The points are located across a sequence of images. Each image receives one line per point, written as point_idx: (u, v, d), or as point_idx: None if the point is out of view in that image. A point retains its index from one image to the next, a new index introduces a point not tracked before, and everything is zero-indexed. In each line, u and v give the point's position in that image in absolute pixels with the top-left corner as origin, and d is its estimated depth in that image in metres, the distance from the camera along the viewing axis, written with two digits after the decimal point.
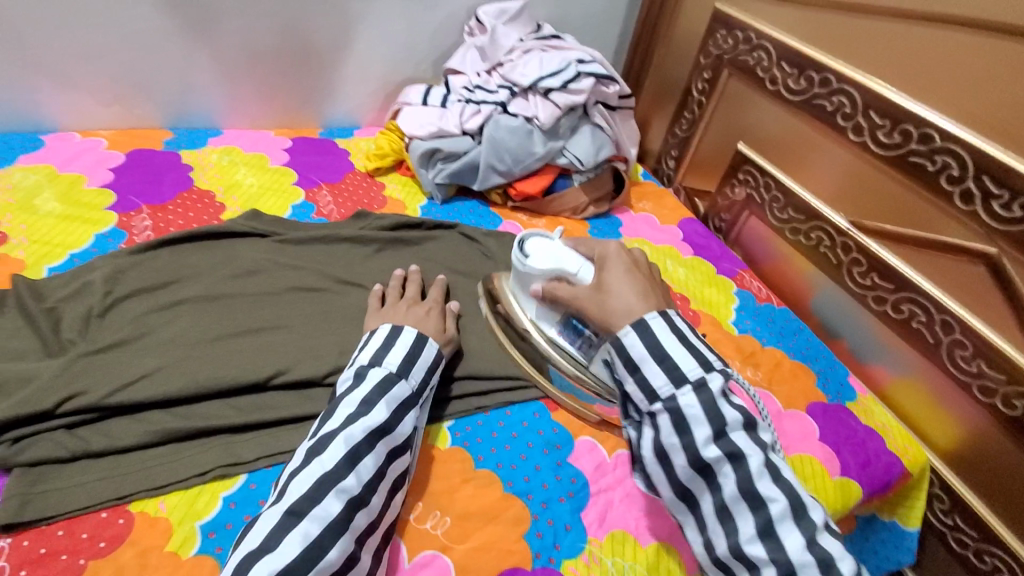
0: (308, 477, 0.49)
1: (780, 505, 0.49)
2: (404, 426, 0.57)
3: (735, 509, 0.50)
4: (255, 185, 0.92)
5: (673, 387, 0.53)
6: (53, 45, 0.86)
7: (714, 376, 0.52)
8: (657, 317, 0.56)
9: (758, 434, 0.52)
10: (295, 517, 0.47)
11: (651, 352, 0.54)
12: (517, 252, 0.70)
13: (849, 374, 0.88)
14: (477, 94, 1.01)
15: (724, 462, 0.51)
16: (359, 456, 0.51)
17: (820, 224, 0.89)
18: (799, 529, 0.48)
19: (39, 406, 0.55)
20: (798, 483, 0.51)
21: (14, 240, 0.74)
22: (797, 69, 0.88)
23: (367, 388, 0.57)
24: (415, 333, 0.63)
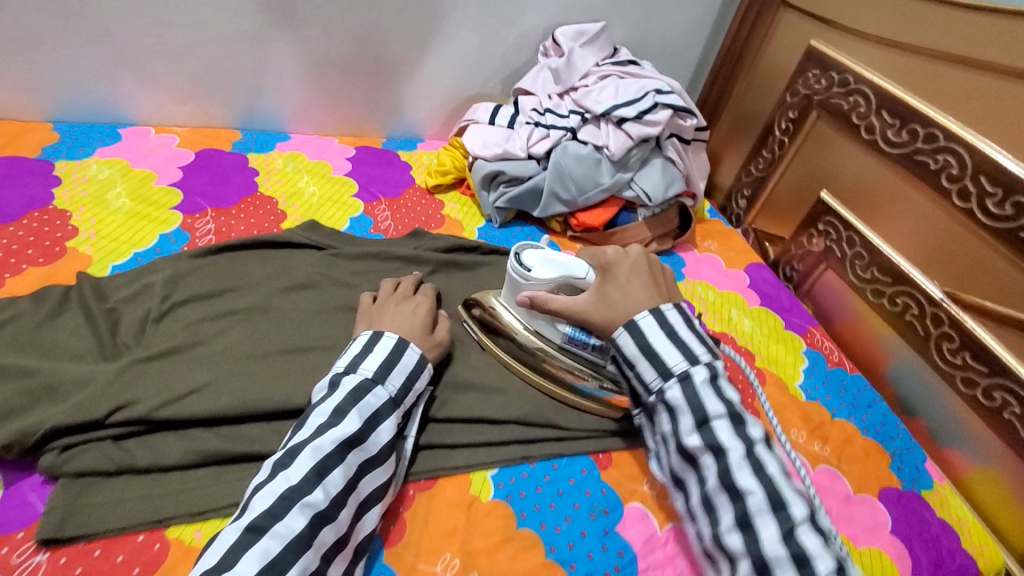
0: (271, 491, 0.48)
1: (757, 497, 0.49)
2: (378, 437, 0.55)
3: (715, 499, 0.52)
4: (317, 195, 0.91)
5: (661, 381, 0.56)
6: (139, 41, 0.87)
7: (699, 372, 0.55)
8: (647, 316, 0.59)
9: (745, 428, 0.53)
10: (255, 534, 0.45)
11: (644, 349, 0.57)
12: (515, 265, 0.69)
13: (926, 458, 0.80)
14: (547, 118, 0.97)
15: (706, 453, 0.53)
16: (327, 470, 0.50)
17: (909, 290, 0.82)
18: (776, 523, 0.48)
19: (89, 414, 0.55)
20: (782, 478, 0.50)
21: (83, 233, 0.75)
22: (899, 119, 0.81)
23: (339, 397, 0.55)
24: (395, 337, 0.62)
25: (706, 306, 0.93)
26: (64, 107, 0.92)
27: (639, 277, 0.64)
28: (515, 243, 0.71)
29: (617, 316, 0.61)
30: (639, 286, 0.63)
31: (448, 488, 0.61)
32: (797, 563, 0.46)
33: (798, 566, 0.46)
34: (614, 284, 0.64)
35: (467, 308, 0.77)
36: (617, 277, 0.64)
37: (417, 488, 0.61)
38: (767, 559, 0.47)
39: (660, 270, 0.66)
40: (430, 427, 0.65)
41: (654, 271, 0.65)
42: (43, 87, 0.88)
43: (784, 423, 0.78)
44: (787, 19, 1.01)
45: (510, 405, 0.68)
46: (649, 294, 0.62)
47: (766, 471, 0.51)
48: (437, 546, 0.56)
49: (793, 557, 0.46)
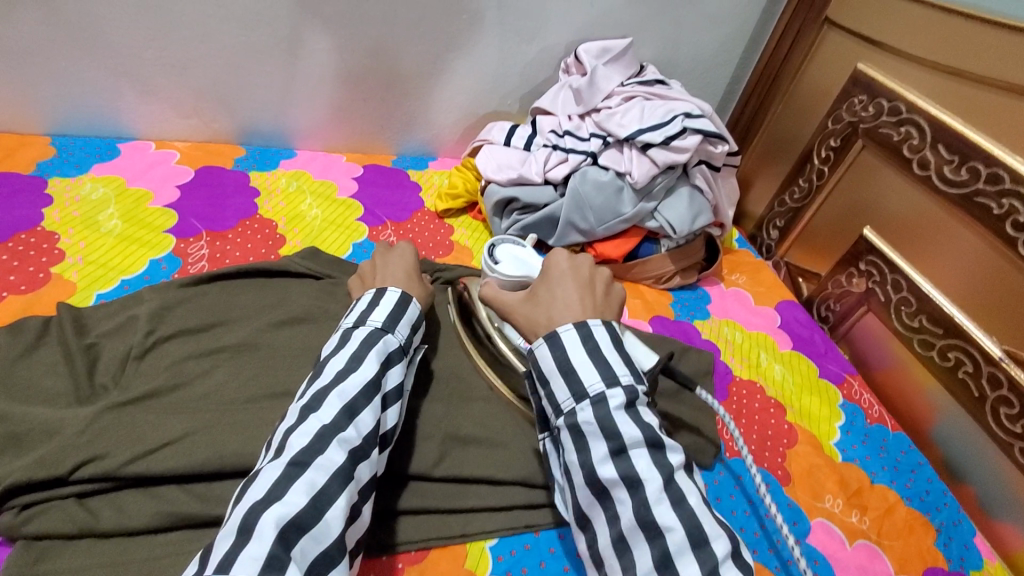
0: (308, 429, 0.47)
1: (677, 534, 0.43)
2: (392, 378, 0.55)
3: (631, 538, 0.45)
4: (319, 218, 0.86)
5: (574, 402, 0.50)
6: (140, 54, 0.83)
7: (615, 393, 0.49)
8: (570, 329, 0.53)
9: (665, 456, 0.48)
10: (299, 468, 0.45)
11: (561, 366, 0.51)
12: (487, 258, 0.75)
13: (976, 531, 0.72)
14: (566, 141, 0.91)
15: (620, 487, 0.46)
16: (357, 410, 0.50)
17: (962, 345, 0.74)
18: (698, 561, 0.42)
19: (53, 470, 0.51)
20: (704, 510, 0.45)
21: (70, 258, 0.71)
22: (959, 156, 0.73)
23: (352, 347, 0.55)
24: (398, 293, 0.61)
25: (732, 350, 0.86)
26: (63, 121, 0.88)
27: (575, 282, 0.59)
28: (494, 240, 0.78)
29: (540, 317, 0.57)
30: (568, 292, 0.58)
31: (442, 562, 0.55)
32: None
33: None
34: (549, 286, 0.59)
35: (455, 290, 0.78)
36: (552, 278, 0.60)
37: (408, 560, 0.55)
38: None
39: (604, 283, 0.61)
40: (424, 488, 0.60)
41: (595, 282, 0.60)
42: (41, 101, 0.85)
43: (818, 487, 0.71)
44: (830, 38, 0.94)
45: (514, 463, 0.62)
46: (578, 299, 0.56)
47: (687, 503, 0.45)
48: None
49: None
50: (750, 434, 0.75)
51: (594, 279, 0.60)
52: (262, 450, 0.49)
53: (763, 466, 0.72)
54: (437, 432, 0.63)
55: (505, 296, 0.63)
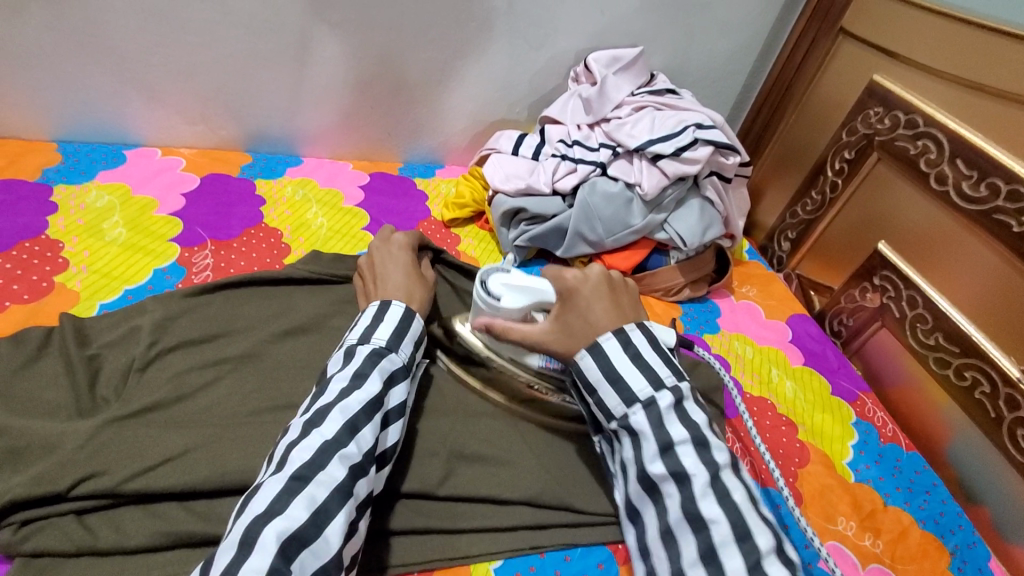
0: (310, 443, 0.47)
1: (721, 526, 0.46)
2: (395, 395, 0.55)
3: (678, 532, 0.48)
4: (325, 227, 0.86)
5: (625, 407, 0.53)
6: (147, 60, 0.83)
7: (663, 394, 0.52)
8: (611, 338, 0.55)
9: (711, 454, 0.49)
10: (300, 482, 0.44)
11: (607, 374, 0.54)
12: (482, 294, 0.64)
13: (991, 555, 0.70)
14: (575, 151, 0.89)
15: (669, 482, 0.49)
16: (358, 427, 0.50)
17: (980, 364, 0.72)
18: (741, 554, 0.44)
19: (52, 486, 0.50)
20: (749, 506, 0.47)
21: (73, 267, 0.70)
22: (978, 171, 0.71)
23: (356, 363, 0.54)
24: (403, 308, 0.61)
25: (742, 365, 0.84)
26: (69, 127, 0.88)
27: (601, 298, 0.59)
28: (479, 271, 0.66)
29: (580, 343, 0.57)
30: (602, 312, 0.58)
31: None
32: None
33: None
34: (578, 309, 0.58)
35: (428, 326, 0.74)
36: (579, 303, 0.58)
37: None
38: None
39: (622, 288, 0.61)
40: (428, 507, 0.59)
41: (616, 285, 0.60)
42: (48, 107, 0.85)
43: (830, 509, 0.69)
44: (845, 48, 0.92)
45: (520, 482, 0.61)
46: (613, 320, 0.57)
47: (731, 499, 0.47)
48: None
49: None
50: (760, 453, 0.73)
51: (615, 285, 0.61)
52: (263, 463, 0.49)
53: (774, 486, 0.70)
54: (443, 449, 0.62)
55: (525, 330, 0.60)
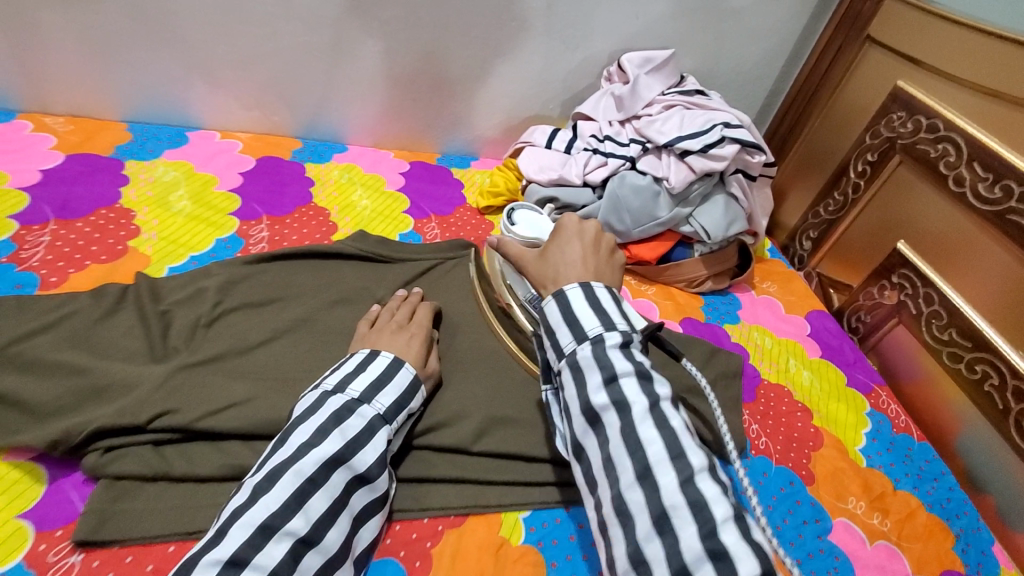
0: (250, 520, 0.48)
1: (657, 447, 0.47)
2: (368, 453, 0.55)
3: (617, 458, 0.48)
4: (368, 209, 0.91)
5: (575, 343, 0.54)
6: (214, 49, 0.90)
7: (612, 333, 0.53)
8: (576, 288, 0.56)
9: (652, 387, 0.51)
10: (235, 567, 0.45)
11: (566, 316, 0.55)
12: (506, 220, 0.82)
13: (994, 541, 0.73)
14: (606, 146, 0.94)
15: (611, 411, 0.50)
16: (307, 496, 0.50)
17: (990, 359, 0.75)
18: (674, 470, 0.46)
19: (134, 419, 0.55)
20: (683, 431, 0.49)
21: (144, 234, 0.77)
22: (993, 174, 0.75)
23: (323, 417, 0.55)
24: (389, 359, 0.63)
25: (761, 354, 0.88)
26: (138, 108, 0.95)
27: (583, 244, 0.63)
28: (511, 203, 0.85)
29: (547, 274, 0.62)
30: (576, 252, 0.62)
31: (479, 530, 0.59)
32: (693, 508, 0.44)
33: (696, 511, 0.44)
34: (558, 246, 0.63)
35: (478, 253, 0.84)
36: (562, 240, 0.63)
37: (447, 523, 0.59)
38: (663, 509, 0.45)
39: (608, 249, 0.64)
40: (463, 462, 0.64)
41: (600, 245, 0.63)
42: (122, 90, 0.92)
43: (840, 489, 0.73)
44: (869, 56, 0.96)
45: (549, 445, 0.66)
46: (581, 260, 0.60)
47: (669, 426, 0.49)
48: None
49: (689, 502, 0.44)
50: (775, 436, 0.77)
51: (600, 244, 0.64)
52: (211, 526, 0.50)
53: (787, 466, 0.74)
54: (477, 412, 0.67)
55: (520, 248, 0.66)
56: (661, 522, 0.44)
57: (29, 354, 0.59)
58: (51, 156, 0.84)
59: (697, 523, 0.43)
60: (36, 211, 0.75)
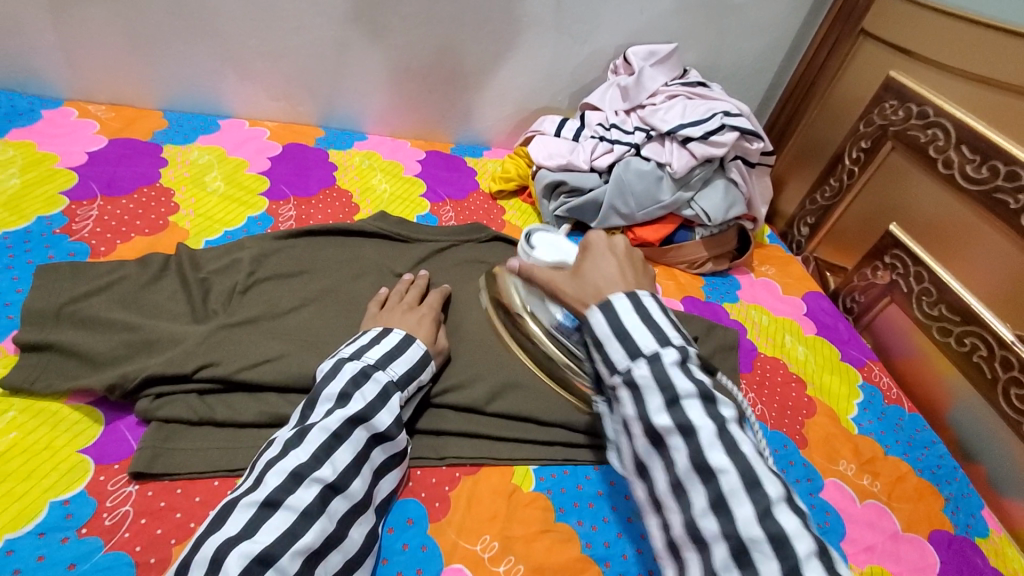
0: (283, 468, 0.52)
1: (730, 476, 0.47)
2: (385, 414, 0.59)
3: (687, 484, 0.49)
4: (387, 192, 0.97)
5: (629, 361, 0.53)
6: (246, 42, 0.96)
7: (669, 350, 0.52)
8: (622, 298, 0.56)
9: (716, 408, 0.50)
10: (271, 507, 0.49)
11: (614, 330, 0.54)
12: (523, 245, 0.77)
13: (984, 505, 0.77)
14: (612, 133, 1.00)
15: (675, 434, 0.50)
16: (333, 448, 0.54)
17: (979, 331, 0.79)
18: (751, 502, 0.46)
19: (181, 369, 0.61)
20: (755, 457, 0.48)
21: (183, 211, 0.83)
22: (980, 156, 0.79)
23: (341, 382, 0.58)
24: (401, 335, 0.66)
25: (758, 330, 0.92)
26: (174, 97, 1.02)
27: (617, 259, 0.63)
28: (527, 227, 0.79)
29: (587, 292, 0.61)
30: (613, 266, 0.62)
31: (493, 478, 0.64)
32: (774, 543, 0.44)
33: (777, 546, 0.43)
34: (592, 262, 0.63)
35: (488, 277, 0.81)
36: (595, 256, 0.63)
37: (464, 471, 0.64)
38: (742, 542, 0.45)
39: (640, 262, 0.65)
40: (477, 419, 0.69)
41: (633, 260, 0.64)
42: (159, 80, 0.99)
43: (832, 453, 0.77)
44: (863, 49, 1.00)
45: (558, 405, 0.71)
46: (620, 275, 0.60)
47: (739, 451, 0.48)
48: (477, 528, 0.60)
49: (769, 536, 0.44)
50: (771, 403, 0.81)
51: (632, 258, 0.64)
52: (245, 475, 0.54)
53: (782, 430, 0.78)
54: (491, 374, 0.72)
55: (549, 273, 0.64)
56: (740, 554, 0.45)
57: (85, 312, 0.65)
58: (96, 141, 0.90)
59: (778, 559, 0.43)
60: (85, 188, 0.81)
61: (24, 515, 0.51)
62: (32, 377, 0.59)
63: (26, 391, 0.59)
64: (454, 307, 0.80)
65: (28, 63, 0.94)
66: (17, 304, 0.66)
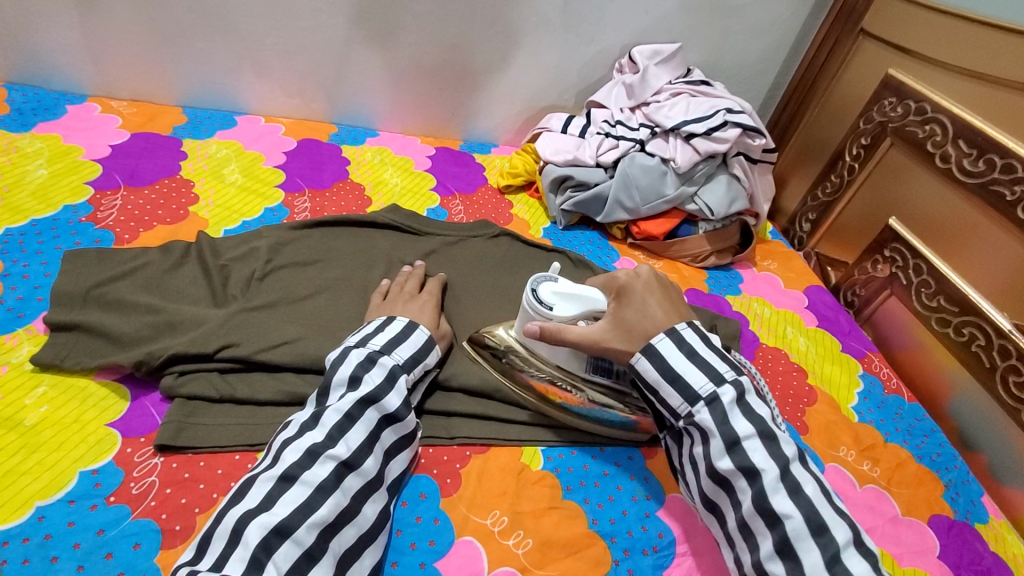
0: (299, 446, 0.53)
1: (796, 520, 0.51)
2: (394, 396, 0.60)
3: (754, 526, 0.53)
4: (399, 186, 1.00)
5: (689, 405, 0.57)
6: (263, 40, 0.99)
7: (726, 390, 0.57)
8: (665, 339, 0.60)
9: (778, 448, 0.54)
10: (288, 481, 0.51)
11: (669, 372, 0.59)
12: (534, 302, 0.66)
13: (983, 492, 0.78)
14: (617, 129, 1.02)
15: (740, 477, 0.54)
16: (347, 427, 0.55)
17: (977, 321, 0.81)
18: (819, 547, 0.50)
19: (203, 349, 0.64)
20: (819, 499, 0.52)
21: (203, 201, 0.86)
22: (977, 149, 0.82)
23: (350, 366, 0.60)
24: (404, 322, 0.67)
25: (761, 322, 0.94)
26: (193, 94, 1.05)
27: (654, 295, 0.65)
28: (528, 279, 0.68)
29: (637, 341, 0.62)
30: (655, 304, 0.64)
31: (501, 456, 0.66)
32: None
33: None
34: (631, 308, 0.64)
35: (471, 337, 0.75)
36: (635, 299, 0.64)
37: (474, 450, 0.67)
38: None
39: (670, 286, 0.68)
40: (487, 401, 0.71)
41: (667, 288, 0.67)
42: (179, 77, 1.02)
43: (833, 440, 0.79)
44: (863, 48, 1.03)
45: None
46: (665, 316, 0.63)
47: (802, 492, 0.52)
48: (488, 503, 0.62)
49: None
50: (773, 391, 0.83)
51: (664, 284, 0.67)
52: (263, 453, 0.56)
53: (783, 416, 0.80)
54: None
55: (582, 331, 0.63)
56: None
57: (111, 295, 0.68)
58: (119, 135, 0.93)
59: None
60: (109, 179, 0.84)
61: (54, 483, 0.53)
62: (62, 354, 0.62)
63: (56, 368, 0.62)
64: (464, 296, 0.82)
65: (54, 60, 0.97)
66: (46, 287, 0.69)
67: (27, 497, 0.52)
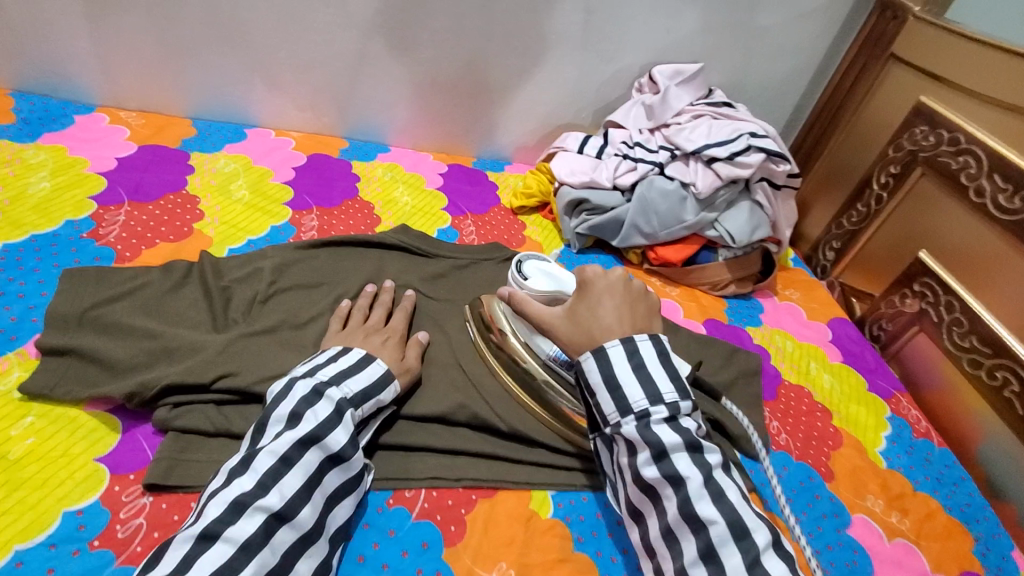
0: (224, 497, 0.48)
1: (720, 526, 0.48)
2: (341, 432, 0.55)
3: (678, 533, 0.49)
4: (409, 205, 0.97)
5: (619, 415, 0.53)
6: (275, 54, 0.97)
7: (659, 409, 0.52)
8: (617, 345, 0.54)
9: (702, 456, 0.51)
10: (208, 540, 0.45)
11: (607, 381, 0.53)
12: (516, 273, 0.74)
13: (1015, 547, 0.73)
14: (636, 151, 0.99)
15: (666, 485, 0.50)
16: (281, 473, 0.51)
17: (1010, 365, 0.76)
18: (740, 552, 0.47)
19: (199, 379, 0.61)
20: (742, 505, 0.49)
21: (208, 218, 0.84)
22: (1013, 184, 0.77)
23: (292, 402, 0.55)
24: (360, 353, 0.64)
25: (783, 356, 0.90)
26: (204, 106, 1.03)
27: (614, 297, 0.58)
28: (518, 254, 0.78)
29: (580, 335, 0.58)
30: (610, 308, 0.58)
31: (510, 500, 0.63)
32: None
33: None
34: (586, 304, 0.59)
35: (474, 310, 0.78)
36: (592, 296, 0.59)
37: (480, 493, 0.63)
38: None
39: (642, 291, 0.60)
40: (496, 441, 0.68)
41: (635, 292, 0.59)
42: (190, 89, 1.00)
43: (861, 489, 0.74)
44: (893, 74, 0.99)
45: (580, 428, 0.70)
46: (618, 321, 0.57)
47: (725, 498, 0.49)
48: (494, 553, 0.58)
49: None
50: (795, 433, 0.79)
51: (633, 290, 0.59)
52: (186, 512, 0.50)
53: (806, 462, 0.76)
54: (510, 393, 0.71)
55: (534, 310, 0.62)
56: None
57: (107, 318, 0.65)
58: (125, 147, 0.92)
59: None
60: (112, 193, 0.82)
61: (35, 525, 0.50)
62: (53, 382, 0.59)
63: (45, 397, 0.59)
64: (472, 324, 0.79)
65: (66, 69, 0.96)
66: (41, 307, 0.66)
67: (4, 540, 0.49)
